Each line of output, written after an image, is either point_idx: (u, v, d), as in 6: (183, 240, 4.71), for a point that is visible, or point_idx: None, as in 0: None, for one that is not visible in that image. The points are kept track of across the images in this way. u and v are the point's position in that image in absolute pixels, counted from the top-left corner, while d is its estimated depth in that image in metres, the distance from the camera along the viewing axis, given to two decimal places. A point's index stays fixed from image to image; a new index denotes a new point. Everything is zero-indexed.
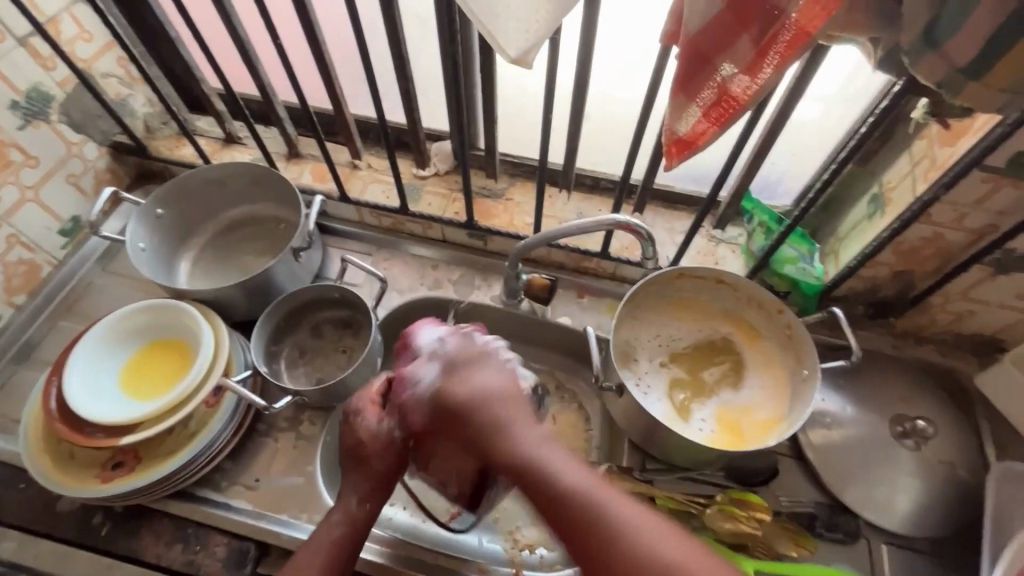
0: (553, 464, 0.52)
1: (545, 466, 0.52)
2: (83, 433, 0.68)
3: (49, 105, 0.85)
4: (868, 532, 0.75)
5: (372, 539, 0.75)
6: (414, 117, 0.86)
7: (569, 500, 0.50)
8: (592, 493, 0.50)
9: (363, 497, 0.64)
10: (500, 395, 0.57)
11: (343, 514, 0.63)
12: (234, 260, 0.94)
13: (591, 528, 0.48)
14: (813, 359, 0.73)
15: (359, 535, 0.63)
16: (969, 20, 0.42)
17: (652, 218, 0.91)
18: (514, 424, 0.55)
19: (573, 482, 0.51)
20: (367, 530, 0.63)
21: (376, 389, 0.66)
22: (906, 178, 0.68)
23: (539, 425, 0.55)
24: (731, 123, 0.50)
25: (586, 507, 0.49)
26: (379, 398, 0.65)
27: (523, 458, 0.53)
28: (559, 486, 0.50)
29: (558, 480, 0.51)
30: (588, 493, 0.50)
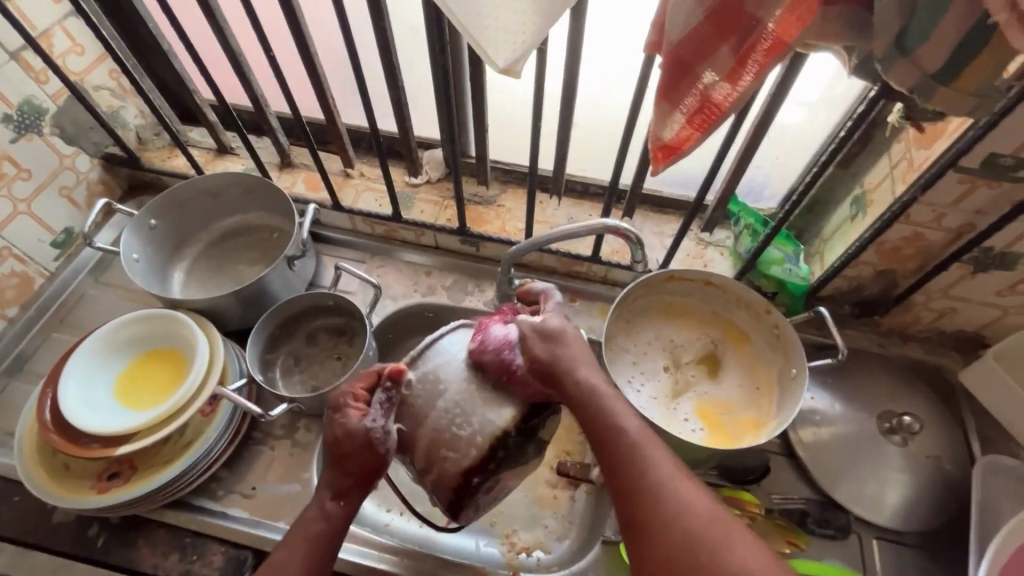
0: (618, 414, 0.57)
1: (608, 413, 0.57)
2: (78, 444, 0.68)
3: (41, 118, 0.85)
4: (858, 528, 0.77)
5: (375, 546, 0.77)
6: (406, 126, 0.87)
7: (621, 445, 0.55)
8: (644, 444, 0.55)
9: (337, 492, 0.60)
10: (576, 345, 0.60)
11: (320, 510, 0.60)
12: (227, 270, 0.95)
13: (630, 474, 0.53)
14: (801, 358, 0.74)
15: (336, 531, 0.60)
16: (938, 28, 0.43)
17: (642, 222, 0.93)
18: (581, 369, 0.59)
19: (632, 433, 0.55)
20: (344, 529, 0.60)
21: (362, 385, 0.60)
22: (886, 180, 0.70)
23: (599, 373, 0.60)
24: (715, 128, 0.51)
25: (636, 454, 0.54)
26: (363, 395, 0.60)
27: (590, 404, 0.57)
28: (620, 430, 0.56)
29: (620, 425, 0.56)
30: (633, 442, 0.55)
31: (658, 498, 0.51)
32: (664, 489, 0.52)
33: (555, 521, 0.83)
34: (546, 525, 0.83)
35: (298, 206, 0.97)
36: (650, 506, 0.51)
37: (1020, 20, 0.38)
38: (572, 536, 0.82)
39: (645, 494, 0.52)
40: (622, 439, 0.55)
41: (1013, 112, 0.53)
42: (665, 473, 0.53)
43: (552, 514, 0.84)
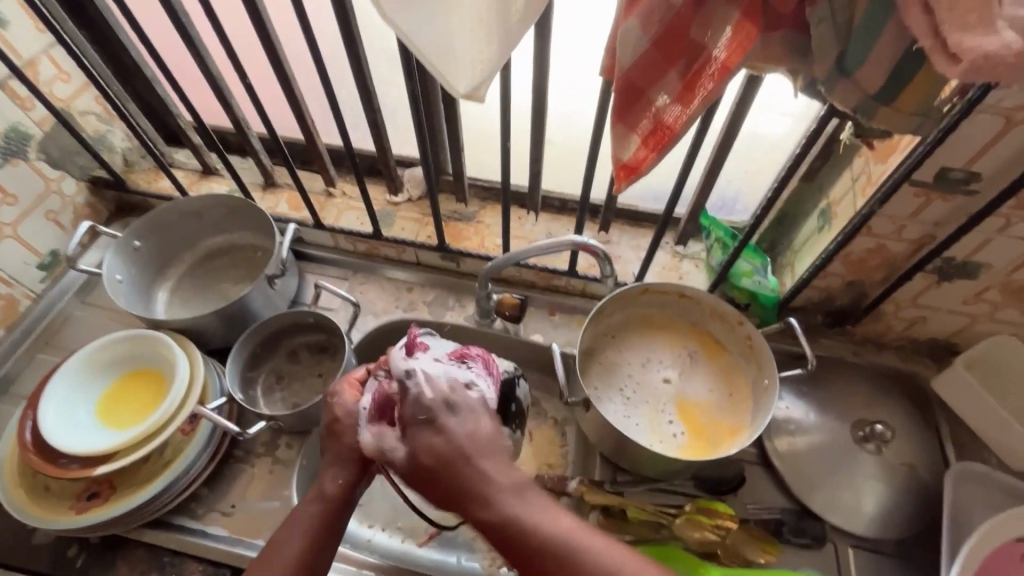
0: (538, 519, 0.47)
1: (529, 522, 0.46)
2: (57, 464, 0.69)
3: (27, 144, 0.87)
4: (835, 536, 0.77)
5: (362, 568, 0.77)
6: (383, 147, 0.90)
7: (551, 556, 0.45)
8: (576, 547, 0.46)
9: (344, 473, 0.56)
10: (469, 441, 0.48)
11: (326, 494, 0.55)
12: (211, 289, 0.96)
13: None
14: (772, 368, 0.75)
15: (340, 511, 0.55)
16: (874, 52, 0.45)
17: (618, 236, 0.94)
18: (484, 475, 0.47)
19: (554, 533, 0.46)
20: (347, 510, 0.55)
21: (355, 376, 0.62)
22: (847, 194, 0.71)
23: (503, 467, 0.48)
24: (669, 149, 0.53)
25: (573, 564, 0.45)
26: (358, 382, 0.61)
27: (506, 520, 0.46)
28: (546, 540, 0.46)
29: (544, 534, 0.46)
30: (566, 540, 0.46)
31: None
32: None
33: None
34: None
35: (279, 225, 0.98)
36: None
37: (942, 47, 0.40)
38: None
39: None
40: (553, 548, 0.46)
41: (957, 129, 0.55)
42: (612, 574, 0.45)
43: None
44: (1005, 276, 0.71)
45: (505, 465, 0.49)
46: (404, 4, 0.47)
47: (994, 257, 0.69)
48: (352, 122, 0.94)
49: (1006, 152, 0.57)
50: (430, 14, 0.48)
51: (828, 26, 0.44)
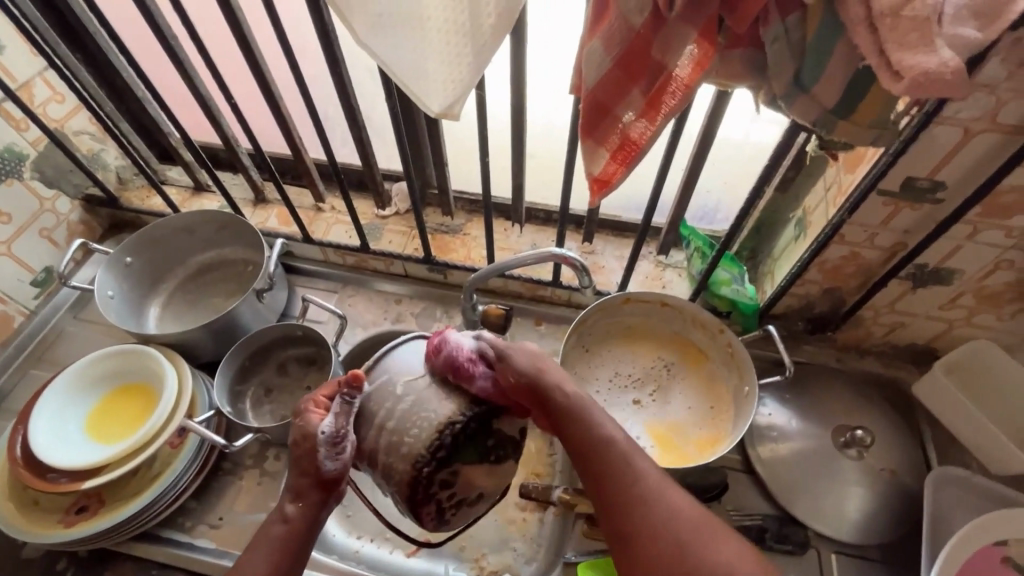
0: (599, 421, 0.53)
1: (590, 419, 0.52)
2: (46, 479, 0.70)
3: (21, 164, 0.89)
4: (818, 542, 0.78)
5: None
6: (369, 162, 0.92)
7: (604, 452, 0.51)
8: (630, 453, 0.51)
9: (296, 493, 0.53)
10: (549, 356, 0.56)
11: (284, 517, 0.52)
12: (202, 303, 0.98)
13: (619, 483, 0.50)
14: (751, 376, 0.77)
15: (305, 535, 0.52)
16: (828, 69, 0.47)
17: (602, 247, 0.96)
18: (559, 379, 0.54)
19: (609, 434, 0.52)
20: (313, 532, 0.53)
21: (324, 394, 0.56)
22: (820, 204, 0.73)
23: (576, 382, 0.55)
24: (636, 163, 0.54)
25: (625, 465, 0.50)
26: (324, 402, 0.55)
27: (574, 416, 0.53)
28: (605, 440, 0.52)
29: (604, 436, 0.52)
30: (619, 442, 0.52)
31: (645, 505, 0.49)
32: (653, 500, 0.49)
33: (524, 544, 0.83)
34: (515, 548, 0.83)
35: (269, 239, 1.00)
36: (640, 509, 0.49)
37: (887, 65, 0.42)
38: (540, 558, 0.81)
39: (637, 503, 0.49)
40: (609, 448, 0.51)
41: (917, 140, 0.57)
42: (655, 484, 0.50)
43: (521, 537, 0.84)
44: (978, 282, 0.72)
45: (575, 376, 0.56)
46: (375, 29, 0.49)
47: (966, 263, 0.70)
48: (339, 138, 0.97)
49: (968, 161, 0.59)
50: (402, 38, 0.50)
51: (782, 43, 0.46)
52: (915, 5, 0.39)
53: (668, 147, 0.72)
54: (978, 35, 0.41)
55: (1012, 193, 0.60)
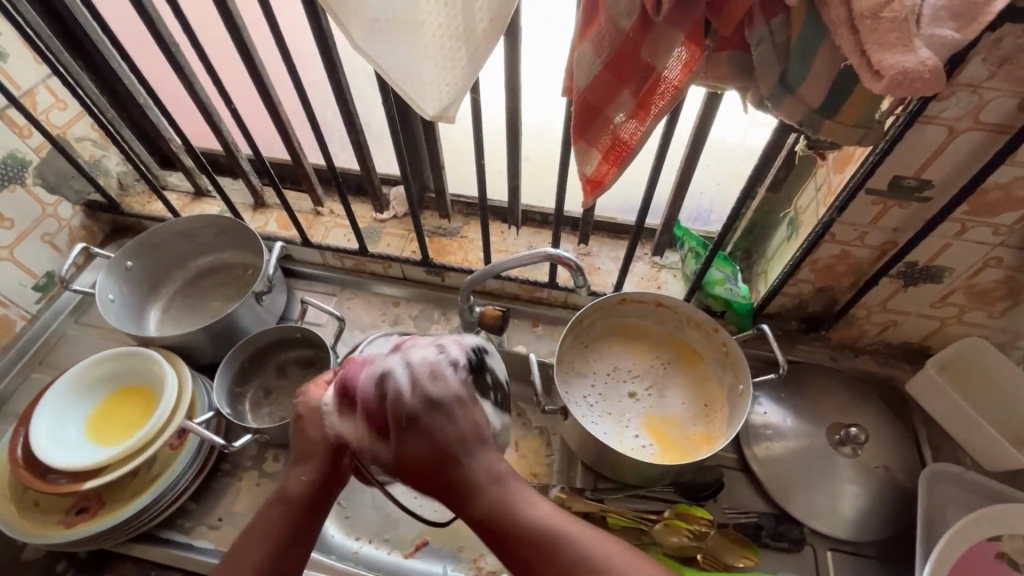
0: (519, 508, 0.50)
1: (511, 512, 0.49)
2: (46, 480, 0.71)
3: (24, 170, 0.91)
4: (814, 539, 0.78)
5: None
6: (367, 166, 0.93)
7: (536, 542, 0.48)
8: (557, 536, 0.49)
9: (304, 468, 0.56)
10: (465, 430, 0.52)
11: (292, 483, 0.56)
12: (202, 307, 0.99)
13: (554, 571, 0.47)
14: (746, 374, 0.77)
15: (301, 516, 0.55)
16: (813, 70, 0.48)
17: (598, 248, 0.97)
18: (472, 454, 0.51)
19: (531, 519, 0.49)
20: (309, 512, 0.56)
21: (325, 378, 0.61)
22: (811, 204, 0.74)
23: (491, 452, 0.52)
24: (627, 163, 0.56)
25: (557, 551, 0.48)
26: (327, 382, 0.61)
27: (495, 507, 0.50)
28: (531, 529, 0.49)
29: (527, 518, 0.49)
30: (543, 528, 0.49)
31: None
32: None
33: None
34: None
35: (268, 243, 1.01)
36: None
37: (868, 65, 0.43)
38: None
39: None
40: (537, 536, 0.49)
41: (903, 139, 0.58)
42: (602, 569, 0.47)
43: None
44: (968, 279, 0.73)
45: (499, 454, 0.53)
46: (370, 35, 0.51)
47: (955, 261, 0.71)
48: (337, 143, 0.98)
49: (954, 159, 0.60)
50: (397, 43, 0.51)
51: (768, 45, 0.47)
52: (894, 6, 0.41)
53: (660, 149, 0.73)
54: (957, 35, 0.42)
55: (997, 191, 0.61)
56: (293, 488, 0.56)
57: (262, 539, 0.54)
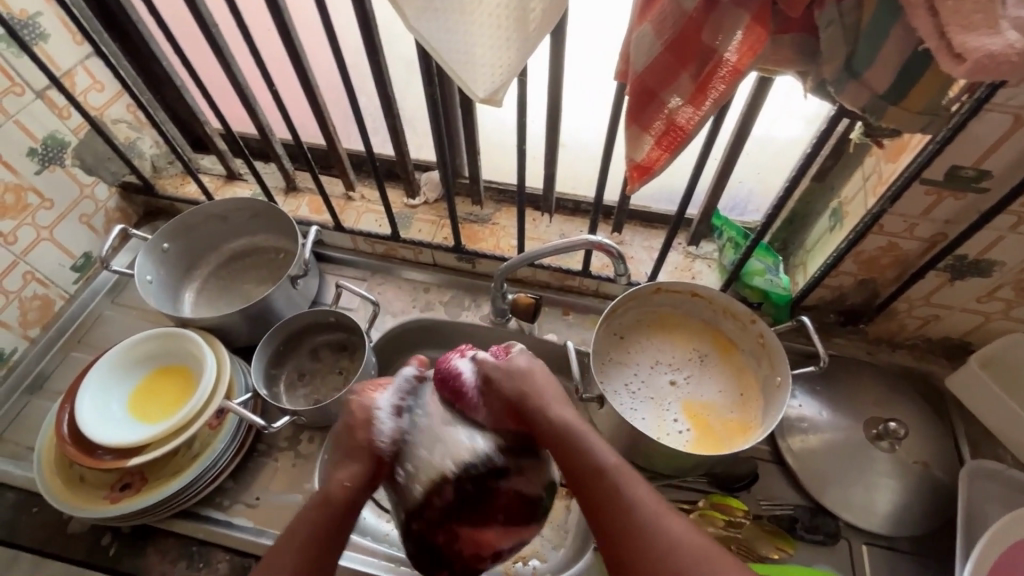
0: (593, 447, 0.58)
1: (586, 447, 0.58)
2: (92, 455, 0.72)
3: (63, 151, 0.92)
4: (849, 533, 0.77)
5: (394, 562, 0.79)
6: (402, 150, 0.93)
7: (611, 488, 0.55)
8: (625, 479, 0.56)
9: (347, 470, 0.60)
10: (545, 382, 0.65)
11: (330, 480, 0.60)
12: (236, 289, 0.99)
13: (607, 507, 0.54)
14: (784, 365, 0.76)
15: (339, 521, 0.57)
16: (882, 53, 0.47)
17: (631, 237, 0.96)
18: (552, 404, 0.63)
19: (603, 463, 0.57)
20: (349, 512, 0.58)
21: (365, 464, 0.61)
22: (858, 194, 0.72)
23: (571, 409, 0.63)
24: (681, 149, 0.55)
25: (613, 491, 0.55)
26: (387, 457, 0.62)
27: (576, 442, 0.59)
28: (600, 464, 0.57)
29: (596, 455, 0.57)
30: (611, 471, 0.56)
31: (641, 527, 0.52)
32: (646, 520, 0.53)
33: (551, 530, 0.84)
34: (542, 534, 0.83)
35: (301, 227, 1.01)
36: (636, 538, 0.52)
37: (948, 48, 0.41)
38: (568, 545, 0.82)
39: (628, 514, 0.53)
40: (601, 474, 0.56)
41: (965, 127, 0.56)
42: (650, 506, 0.54)
43: (548, 523, 0.84)
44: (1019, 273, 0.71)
45: (565, 399, 0.64)
46: (423, 10, 0.50)
47: (1007, 255, 0.69)
48: (371, 128, 0.98)
49: (1016, 149, 0.58)
50: (449, 20, 0.50)
51: (836, 28, 0.45)
52: None
53: (706, 136, 0.71)
54: None
55: None
56: (328, 485, 0.59)
57: (286, 547, 0.56)
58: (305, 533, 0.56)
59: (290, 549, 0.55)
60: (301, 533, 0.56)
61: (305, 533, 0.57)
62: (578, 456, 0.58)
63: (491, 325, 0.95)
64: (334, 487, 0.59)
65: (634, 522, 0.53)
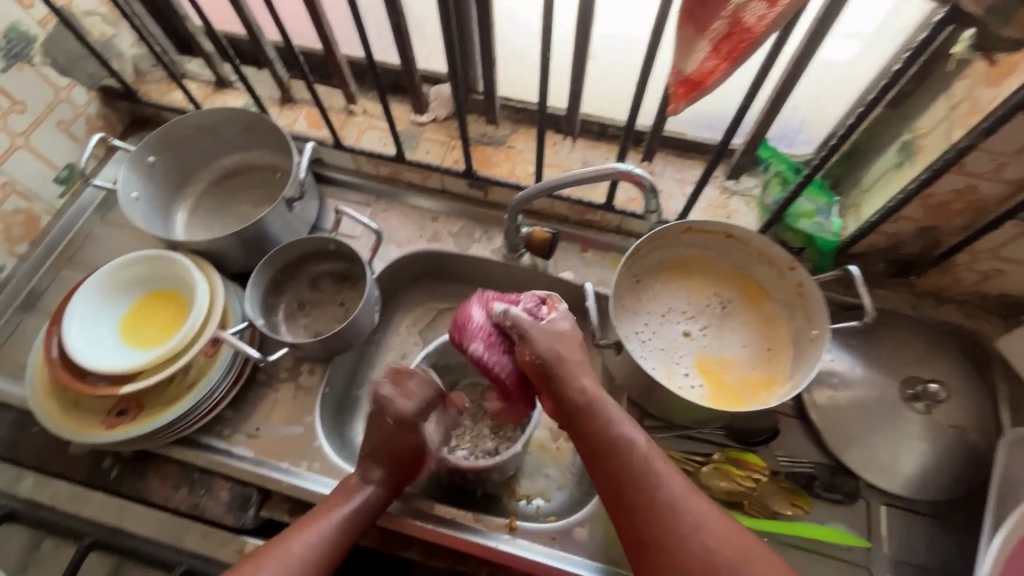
0: (621, 428, 0.59)
1: (614, 426, 0.59)
2: (85, 382, 0.69)
3: (30, 47, 0.82)
4: (868, 493, 0.73)
5: None
6: (408, 57, 0.81)
7: (640, 466, 0.56)
8: (652, 456, 0.57)
9: (384, 472, 0.67)
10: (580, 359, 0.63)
11: (365, 497, 0.65)
12: (230, 210, 0.92)
13: (641, 495, 0.55)
14: (824, 318, 0.69)
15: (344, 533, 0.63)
16: None
17: (662, 168, 0.86)
18: (581, 378, 0.61)
19: (631, 441, 0.58)
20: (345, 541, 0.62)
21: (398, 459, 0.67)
22: (941, 124, 0.62)
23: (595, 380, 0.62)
24: (744, 59, 0.45)
25: (649, 488, 0.55)
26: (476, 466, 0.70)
27: (615, 436, 0.58)
28: (631, 443, 0.57)
29: (637, 451, 0.57)
30: (641, 452, 0.57)
31: (677, 526, 0.53)
32: (683, 519, 0.53)
33: (557, 471, 0.82)
34: (548, 475, 0.81)
35: (297, 143, 0.92)
36: (671, 535, 0.53)
37: None
38: (572, 487, 0.80)
39: (662, 510, 0.54)
40: (640, 470, 0.56)
41: None
42: (688, 504, 0.55)
43: (555, 465, 0.82)
44: None
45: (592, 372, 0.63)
46: None
47: None
48: (372, 31, 0.87)
49: None
50: None
51: None
52: None
53: (770, 48, 0.59)
54: None
55: None
56: (357, 502, 0.65)
57: (286, 557, 0.58)
58: (313, 548, 0.60)
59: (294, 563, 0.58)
60: (315, 546, 0.60)
61: (310, 550, 0.60)
62: (606, 431, 0.58)
63: (503, 260, 0.88)
64: (371, 501, 0.65)
65: (669, 519, 0.54)
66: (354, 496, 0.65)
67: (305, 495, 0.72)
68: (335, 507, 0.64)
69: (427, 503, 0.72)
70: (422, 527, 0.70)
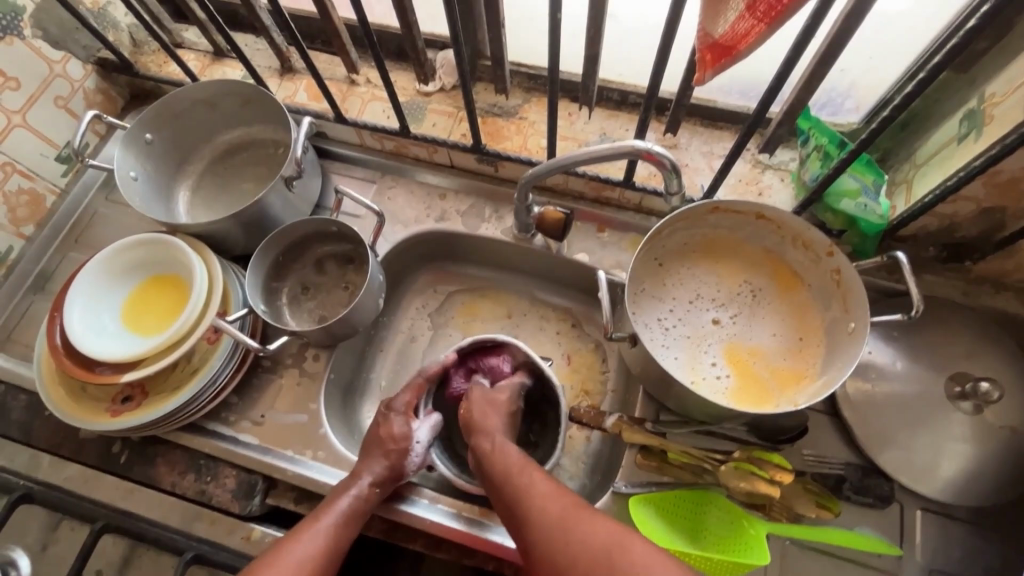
0: (512, 476, 0.61)
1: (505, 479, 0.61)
2: (88, 369, 0.68)
3: (19, 19, 0.78)
4: (902, 496, 0.68)
5: (405, 489, 0.71)
6: (409, 21, 0.74)
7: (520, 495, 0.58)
8: (531, 498, 0.57)
9: (378, 480, 0.66)
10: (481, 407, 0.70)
11: (354, 495, 0.64)
12: (232, 188, 0.89)
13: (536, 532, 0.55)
14: (863, 310, 0.62)
15: (337, 542, 0.61)
16: None
17: (688, 139, 0.79)
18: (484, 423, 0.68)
19: (517, 485, 0.59)
20: (335, 555, 0.61)
21: (373, 484, 0.65)
22: (1018, 90, 0.53)
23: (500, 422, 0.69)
24: (786, 19, 0.39)
25: (535, 515, 0.56)
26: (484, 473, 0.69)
27: (504, 479, 0.61)
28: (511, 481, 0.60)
29: (515, 492, 0.59)
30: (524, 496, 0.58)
31: (557, 541, 0.53)
32: (558, 530, 0.53)
33: (569, 460, 0.79)
34: (560, 464, 0.79)
35: (297, 117, 0.87)
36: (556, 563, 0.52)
37: None
38: (583, 478, 0.78)
39: (541, 532, 0.54)
40: (526, 505, 0.57)
41: None
42: (565, 512, 0.55)
43: (567, 454, 0.80)
44: None
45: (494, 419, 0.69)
46: None
47: None
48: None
49: None
50: None
51: None
52: None
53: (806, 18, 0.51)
54: None
55: None
56: (348, 500, 0.63)
57: (284, 562, 0.57)
58: (308, 550, 0.59)
59: (289, 566, 0.56)
60: (310, 555, 0.58)
61: (309, 553, 0.58)
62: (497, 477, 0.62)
63: (514, 240, 0.83)
64: (363, 500, 0.64)
65: (547, 542, 0.53)
66: (342, 497, 0.64)
67: (311, 485, 0.71)
68: (333, 506, 0.63)
69: (434, 495, 0.70)
70: (432, 523, 0.68)
